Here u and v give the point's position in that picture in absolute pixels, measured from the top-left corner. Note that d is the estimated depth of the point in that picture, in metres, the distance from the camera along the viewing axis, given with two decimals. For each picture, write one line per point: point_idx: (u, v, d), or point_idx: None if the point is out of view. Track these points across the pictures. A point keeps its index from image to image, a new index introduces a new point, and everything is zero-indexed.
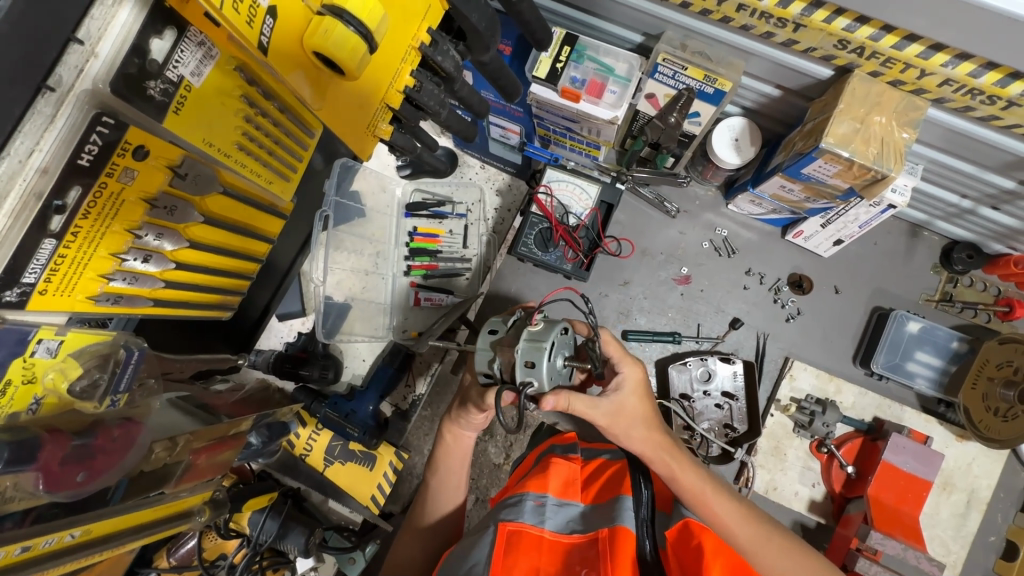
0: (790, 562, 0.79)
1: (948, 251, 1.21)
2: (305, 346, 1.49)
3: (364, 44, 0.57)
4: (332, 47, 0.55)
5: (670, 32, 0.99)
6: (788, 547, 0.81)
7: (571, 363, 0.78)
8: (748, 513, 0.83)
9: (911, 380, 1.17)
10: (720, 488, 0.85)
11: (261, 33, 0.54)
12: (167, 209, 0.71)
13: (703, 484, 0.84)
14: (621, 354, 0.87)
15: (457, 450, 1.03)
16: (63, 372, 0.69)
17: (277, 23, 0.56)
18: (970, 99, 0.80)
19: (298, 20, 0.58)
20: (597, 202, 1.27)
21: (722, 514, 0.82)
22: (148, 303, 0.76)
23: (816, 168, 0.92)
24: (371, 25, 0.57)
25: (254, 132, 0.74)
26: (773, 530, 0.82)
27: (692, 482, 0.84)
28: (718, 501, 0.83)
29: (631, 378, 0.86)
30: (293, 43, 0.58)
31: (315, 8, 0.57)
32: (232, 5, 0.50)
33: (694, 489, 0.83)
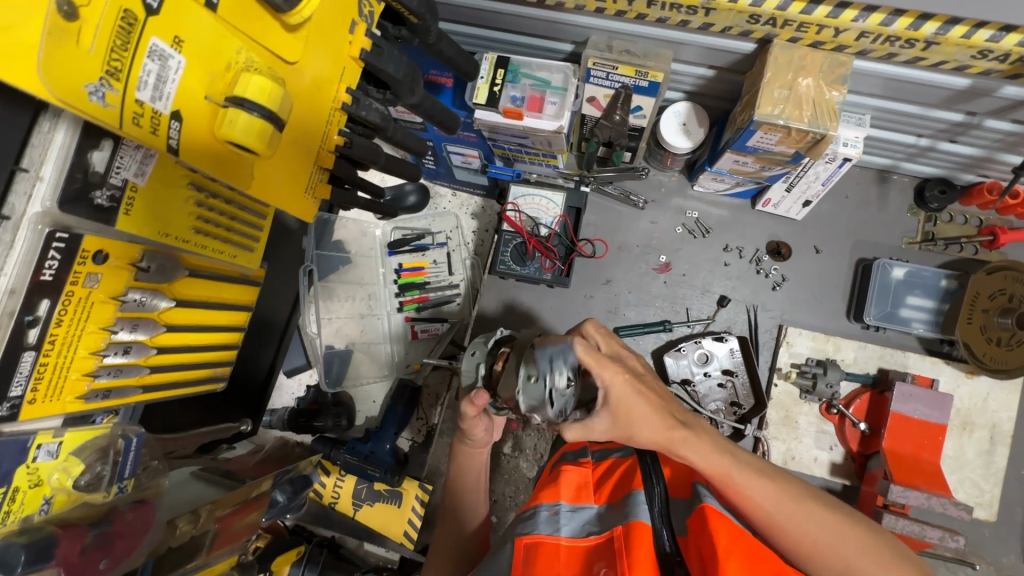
0: (837, 530, 0.70)
1: (920, 191, 1.21)
2: (315, 399, 1.54)
3: (269, 126, 0.60)
4: (238, 134, 0.59)
5: (595, 37, 1.02)
6: (828, 519, 0.70)
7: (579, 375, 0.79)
8: (785, 490, 0.73)
9: (908, 326, 1.15)
10: (751, 465, 0.75)
11: (168, 137, 0.58)
12: (138, 302, 0.72)
13: (728, 465, 0.74)
14: (597, 361, 0.75)
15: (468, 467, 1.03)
16: (66, 471, 0.71)
17: (184, 124, 0.59)
18: (890, 46, 0.81)
19: (205, 116, 0.60)
20: (564, 209, 1.27)
21: (753, 495, 0.72)
22: (138, 392, 0.77)
23: (759, 140, 0.94)
24: (271, 105, 0.60)
25: (208, 214, 0.77)
26: (819, 500, 0.73)
27: (717, 467, 0.75)
28: (746, 482, 0.73)
29: (618, 388, 0.76)
30: (207, 136, 0.61)
31: (220, 102, 0.60)
32: (131, 122, 0.54)
33: (716, 473, 0.74)
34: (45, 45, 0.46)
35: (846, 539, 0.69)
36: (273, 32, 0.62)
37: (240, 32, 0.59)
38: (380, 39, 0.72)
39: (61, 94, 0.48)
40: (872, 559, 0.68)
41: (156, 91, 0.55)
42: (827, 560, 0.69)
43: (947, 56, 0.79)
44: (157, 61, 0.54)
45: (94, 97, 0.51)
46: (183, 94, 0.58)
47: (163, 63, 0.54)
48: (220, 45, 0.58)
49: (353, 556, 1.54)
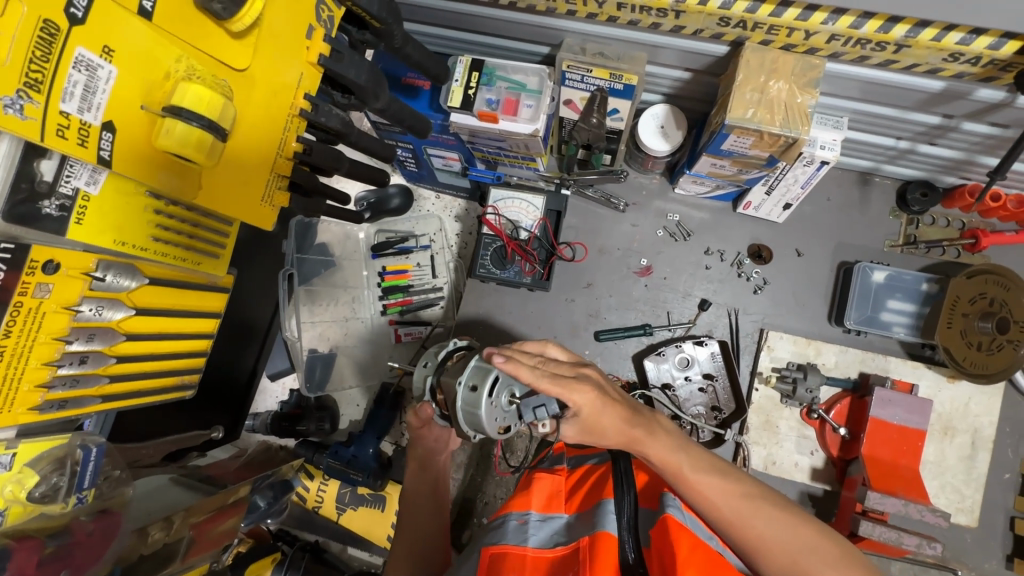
0: (787, 528, 0.71)
1: (902, 193, 1.20)
2: (298, 403, 1.52)
3: (209, 135, 0.60)
4: (175, 144, 0.58)
5: (569, 39, 1.01)
6: (778, 516, 0.72)
7: (518, 400, 0.75)
8: (737, 486, 0.74)
9: (889, 330, 1.14)
10: (705, 462, 0.76)
11: (101, 149, 0.58)
12: (94, 312, 0.71)
13: (682, 461, 0.75)
14: (561, 388, 0.70)
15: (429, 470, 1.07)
16: (20, 483, 0.73)
17: (118, 135, 0.59)
18: (862, 49, 0.80)
19: (139, 125, 0.61)
20: (545, 212, 1.27)
21: (704, 491, 0.73)
22: (98, 401, 0.76)
23: (733, 143, 0.93)
24: (211, 114, 0.59)
25: (169, 222, 0.74)
26: (770, 497, 0.74)
27: (671, 461, 0.75)
28: (699, 477, 0.74)
29: (588, 408, 0.72)
30: (142, 145, 0.61)
31: (154, 111, 0.60)
32: (57, 134, 0.54)
33: (670, 468, 0.75)
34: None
35: (794, 537, 0.71)
36: (212, 39, 0.62)
37: (173, 40, 0.59)
38: (339, 44, 0.70)
39: None
40: (819, 557, 0.69)
41: (85, 102, 0.55)
42: (776, 557, 0.70)
43: (919, 58, 0.78)
44: (84, 71, 0.54)
45: (11, 110, 0.50)
46: (116, 104, 0.58)
47: (91, 73, 0.55)
48: (153, 55, 0.59)
49: (337, 560, 1.51)
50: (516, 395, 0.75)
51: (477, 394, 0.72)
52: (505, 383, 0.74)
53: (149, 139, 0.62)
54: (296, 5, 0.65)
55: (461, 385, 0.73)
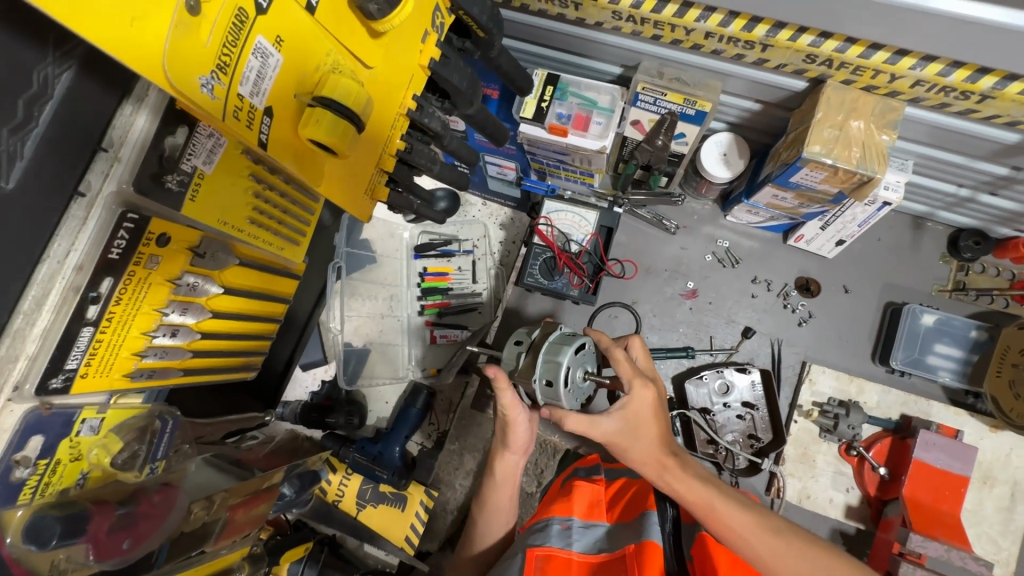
0: (820, 561, 0.70)
1: (954, 240, 1.21)
2: (329, 394, 1.54)
3: (353, 127, 0.59)
4: (324, 134, 0.57)
5: (646, 62, 1.04)
6: (810, 553, 0.71)
7: (591, 377, 0.80)
8: (767, 522, 0.73)
9: (934, 373, 1.14)
10: (733, 497, 0.75)
11: (261, 132, 0.57)
12: (192, 286, 0.71)
13: (712, 495, 0.74)
14: (631, 374, 0.78)
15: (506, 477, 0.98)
16: (106, 447, 0.66)
17: (274, 121, 0.58)
18: (945, 97, 0.81)
19: (290, 114, 0.59)
20: (597, 227, 1.29)
21: (736, 529, 0.72)
22: (179, 374, 0.75)
23: (803, 177, 0.95)
24: (357, 107, 0.59)
25: (264, 206, 0.76)
26: (799, 532, 0.73)
27: (699, 495, 0.75)
28: (729, 513, 0.73)
29: (640, 401, 0.77)
30: (290, 134, 0.60)
31: (306, 100, 0.59)
32: (231, 114, 0.53)
33: (700, 503, 0.74)
34: (171, 34, 0.45)
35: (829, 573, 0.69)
36: (357, 35, 0.61)
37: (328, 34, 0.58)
38: (447, 49, 0.73)
39: (178, 83, 0.47)
40: None
41: (255, 85, 0.54)
42: None
43: (1001, 110, 0.80)
44: (259, 58, 0.53)
45: (205, 88, 0.50)
46: (276, 91, 0.57)
47: (264, 60, 0.54)
48: (314, 45, 0.57)
49: (353, 557, 1.52)
50: (586, 372, 0.81)
51: (554, 389, 0.76)
52: (575, 367, 0.78)
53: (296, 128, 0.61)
54: (424, 6, 0.66)
55: (537, 383, 0.77)
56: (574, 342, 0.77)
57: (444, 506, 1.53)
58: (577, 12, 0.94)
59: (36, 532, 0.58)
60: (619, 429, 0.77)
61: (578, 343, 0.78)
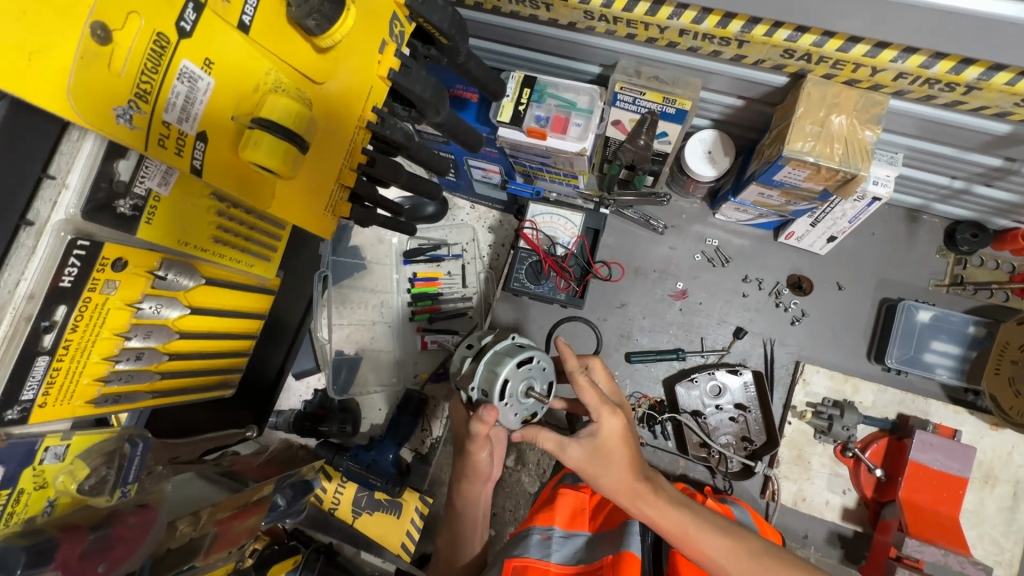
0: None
1: (951, 232, 1.17)
2: (322, 403, 1.54)
3: (294, 149, 0.58)
4: (260, 155, 0.56)
5: (623, 61, 1.02)
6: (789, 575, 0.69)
7: (534, 395, 0.79)
8: (745, 545, 0.71)
9: (932, 371, 1.11)
10: (709, 520, 0.73)
11: (194, 158, 0.57)
12: (154, 310, 0.69)
13: (685, 522, 0.72)
14: (600, 403, 0.74)
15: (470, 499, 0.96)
16: (72, 474, 0.65)
17: (210, 146, 0.58)
18: (929, 89, 0.78)
19: (229, 137, 0.59)
20: (582, 230, 1.27)
21: (712, 555, 0.70)
22: (148, 396, 0.75)
23: (786, 175, 0.92)
24: (298, 129, 0.58)
25: (227, 224, 0.75)
26: (778, 553, 0.71)
27: (672, 522, 0.72)
28: (704, 538, 0.71)
29: (609, 430, 0.74)
30: (229, 156, 0.60)
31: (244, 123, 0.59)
32: (155, 142, 0.53)
33: (674, 529, 0.72)
34: (76, 68, 0.45)
35: None
36: (300, 53, 0.61)
37: (266, 54, 0.58)
38: (408, 58, 0.71)
39: (90, 120, 0.48)
40: None
41: (183, 112, 0.54)
42: None
43: (989, 101, 0.77)
44: (186, 83, 0.53)
45: (121, 120, 0.50)
46: (211, 115, 0.57)
47: (192, 85, 0.54)
48: (247, 67, 0.57)
49: (350, 564, 1.52)
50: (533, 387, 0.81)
51: (491, 398, 0.78)
52: (517, 380, 0.78)
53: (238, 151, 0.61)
54: (375, 15, 0.65)
55: (476, 390, 0.80)
56: (517, 354, 0.78)
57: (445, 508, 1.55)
58: (548, 12, 0.92)
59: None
60: (586, 458, 0.75)
61: (522, 355, 0.78)
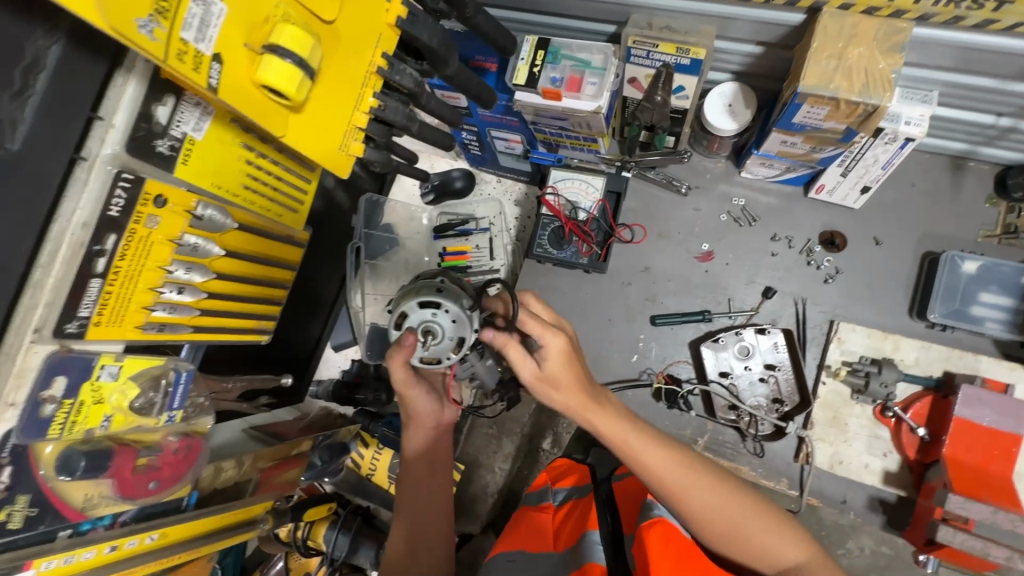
0: (724, 496, 0.79)
1: (1002, 179, 1.09)
2: (358, 372, 1.61)
3: (300, 72, 0.62)
4: (271, 77, 0.60)
5: (635, 15, 1.02)
6: (717, 487, 0.80)
7: (426, 333, 0.85)
8: (680, 458, 0.81)
9: (980, 325, 1.04)
10: (648, 433, 0.81)
11: (209, 77, 0.59)
12: (193, 246, 0.76)
13: (626, 433, 0.80)
14: (542, 327, 0.78)
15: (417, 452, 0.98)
16: (124, 392, 0.72)
17: (224, 68, 0.60)
18: (956, 8, 0.74)
19: (241, 62, 0.62)
20: (603, 194, 1.28)
21: (649, 463, 0.79)
22: (190, 330, 0.81)
23: (806, 115, 0.89)
24: (304, 53, 0.62)
25: (256, 174, 0.83)
26: (706, 469, 0.81)
27: (617, 433, 0.80)
28: (642, 448, 0.80)
29: (554, 350, 0.78)
30: (243, 82, 0.62)
31: (254, 47, 0.62)
32: (175, 56, 0.55)
33: (616, 439, 0.80)
34: None
35: (736, 509, 0.79)
36: None
37: None
38: (415, 7, 0.74)
39: (115, 22, 0.50)
40: (763, 528, 0.78)
41: (200, 32, 0.57)
42: (722, 526, 0.78)
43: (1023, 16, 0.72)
44: (201, 6, 0.56)
45: (144, 31, 0.53)
46: (224, 39, 0.59)
47: (207, 8, 0.57)
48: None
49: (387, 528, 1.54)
50: (436, 332, 0.85)
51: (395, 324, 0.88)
52: (418, 318, 0.86)
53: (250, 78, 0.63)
54: None
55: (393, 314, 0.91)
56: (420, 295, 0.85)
57: (484, 489, 1.44)
58: None
59: (68, 463, 0.67)
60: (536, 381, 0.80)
61: (424, 297, 0.85)
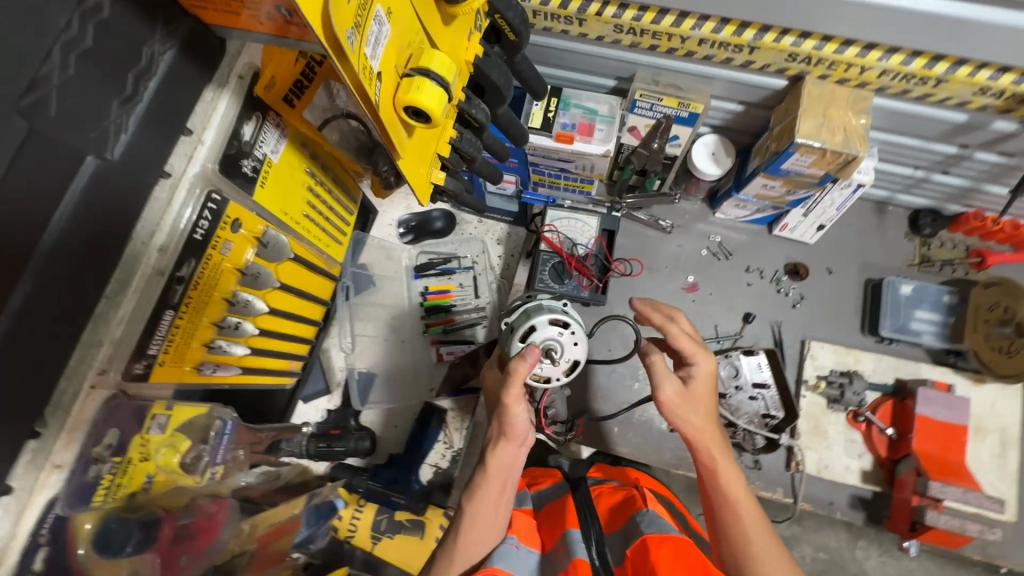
0: (778, 557, 0.77)
1: (914, 219, 1.36)
2: (337, 422, 1.48)
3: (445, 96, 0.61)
4: (425, 99, 0.58)
5: (641, 72, 1.13)
6: (779, 549, 0.78)
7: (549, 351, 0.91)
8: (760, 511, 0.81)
9: (919, 337, 1.26)
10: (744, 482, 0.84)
11: (376, 93, 0.54)
12: (255, 276, 0.76)
13: (729, 468, 0.84)
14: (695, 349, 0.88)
15: (499, 466, 0.87)
16: (173, 446, 0.67)
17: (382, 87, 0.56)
18: (906, 83, 0.95)
19: (390, 82, 0.58)
20: (599, 231, 1.36)
21: (734, 497, 0.81)
22: (237, 369, 0.82)
23: (794, 162, 1.05)
24: (450, 78, 0.61)
25: (314, 201, 0.87)
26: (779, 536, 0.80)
27: (725, 464, 0.84)
28: (735, 485, 0.82)
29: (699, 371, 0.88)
30: (389, 104, 0.58)
31: (399, 70, 0.59)
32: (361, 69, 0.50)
33: (725, 471, 0.83)
34: None
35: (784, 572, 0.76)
36: (428, 14, 0.63)
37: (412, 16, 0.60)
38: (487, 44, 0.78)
39: (332, 24, 0.45)
40: None
41: (373, 47, 0.53)
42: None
43: (952, 92, 0.94)
44: (377, 25, 0.53)
45: (347, 41, 0.48)
46: (384, 59, 0.56)
47: (380, 27, 0.53)
48: (405, 22, 0.59)
49: None
50: (555, 350, 0.92)
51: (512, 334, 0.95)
52: (542, 335, 0.92)
53: (393, 98, 0.59)
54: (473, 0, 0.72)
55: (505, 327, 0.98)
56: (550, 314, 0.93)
57: None
58: (580, 28, 1.04)
59: (105, 539, 0.61)
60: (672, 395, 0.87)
61: (556, 318, 0.92)
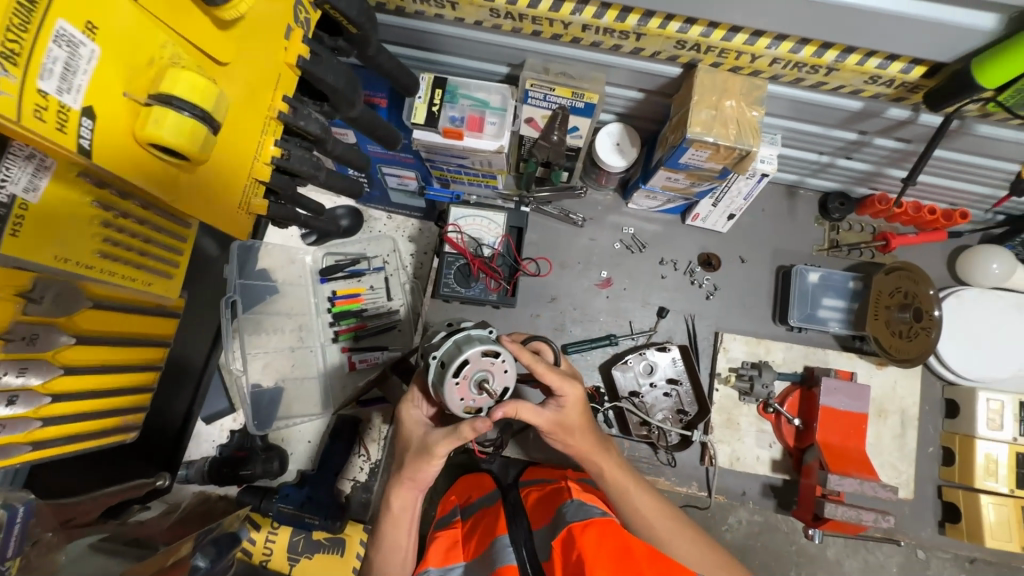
0: (688, 546, 0.89)
1: (823, 203, 1.34)
2: (241, 444, 1.38)
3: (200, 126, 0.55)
4: (166, 136, 0.53)
5: (531, 59, 1.04)
6: (695, 537, 0.91)
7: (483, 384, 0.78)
8: (666, 509, 0.92)
9: (826, 324, 1.25)
10: (644, 484, 0.93)
11: (80, 136, 0.50)
12: (25, 340, 0.77)
13: (628, 480, 0.91)
14: (562, 378, 0.84)
15: (401, 510, 0.87)
16: None
17: (97, 123, 0.51)
18: (799, 72, 0.89)
19: (120, 114, 0.53)
20: (506, 228, 1.27)
21: (641, 508, 0.90)
22: (28, 446, 0.81)
23: (690, 156, 0.99)
24: (205, 104, 0.55)
25: (117, 236, 0.73)
26: (683, 523, 0.92)
27: (619, 477, 0.91)
28: (639, 495, 0.91)
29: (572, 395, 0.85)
30: (122, 136, 0.54)
31: (139, 99, 0.54)
32: (38, 111, 0.46)
33: (620, 483, 0.90)
34: None
35: (704, 556, 0.89)
36: (198, 27, 0.57)
37: (159, 25, 0.54)
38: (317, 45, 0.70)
39: None
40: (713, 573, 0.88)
41: (64, 80, 0.47)
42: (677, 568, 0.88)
43: (845, 81, 0.89)
44: (65, 47, 0.47)
45: None
46: (96, 88, 0.50)
47: (73, 50, 0.47)
48: (139, 38, 0.53)
49: None
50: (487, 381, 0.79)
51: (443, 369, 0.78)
52: (473, 365, 0.77)
53: (130, 131, 0.55)
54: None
55: (434, 360, 0.80)
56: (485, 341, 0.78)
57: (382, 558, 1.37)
58: (454, 12, 0.93)
59: None
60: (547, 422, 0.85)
61: (489, 345, 0.77)
